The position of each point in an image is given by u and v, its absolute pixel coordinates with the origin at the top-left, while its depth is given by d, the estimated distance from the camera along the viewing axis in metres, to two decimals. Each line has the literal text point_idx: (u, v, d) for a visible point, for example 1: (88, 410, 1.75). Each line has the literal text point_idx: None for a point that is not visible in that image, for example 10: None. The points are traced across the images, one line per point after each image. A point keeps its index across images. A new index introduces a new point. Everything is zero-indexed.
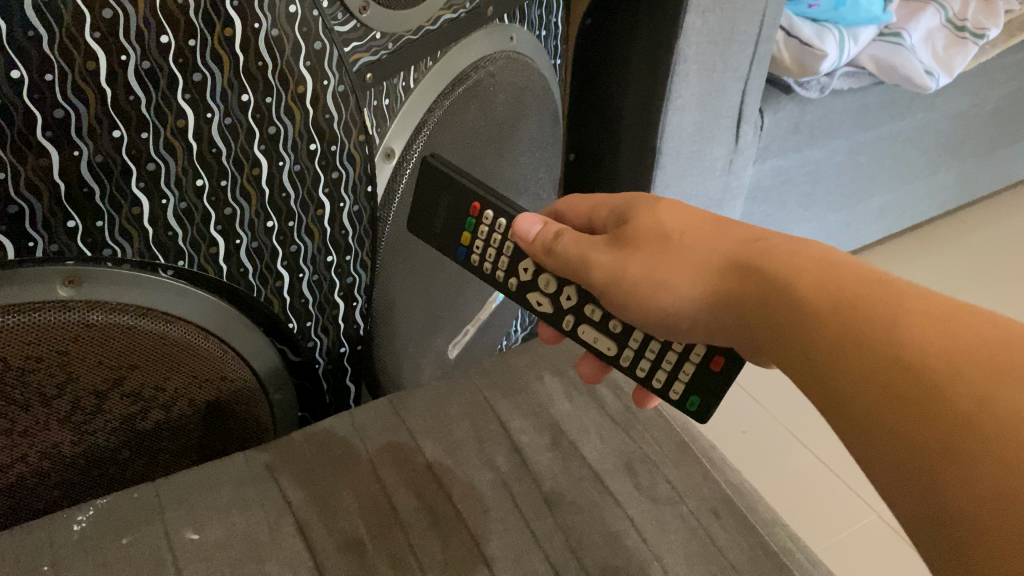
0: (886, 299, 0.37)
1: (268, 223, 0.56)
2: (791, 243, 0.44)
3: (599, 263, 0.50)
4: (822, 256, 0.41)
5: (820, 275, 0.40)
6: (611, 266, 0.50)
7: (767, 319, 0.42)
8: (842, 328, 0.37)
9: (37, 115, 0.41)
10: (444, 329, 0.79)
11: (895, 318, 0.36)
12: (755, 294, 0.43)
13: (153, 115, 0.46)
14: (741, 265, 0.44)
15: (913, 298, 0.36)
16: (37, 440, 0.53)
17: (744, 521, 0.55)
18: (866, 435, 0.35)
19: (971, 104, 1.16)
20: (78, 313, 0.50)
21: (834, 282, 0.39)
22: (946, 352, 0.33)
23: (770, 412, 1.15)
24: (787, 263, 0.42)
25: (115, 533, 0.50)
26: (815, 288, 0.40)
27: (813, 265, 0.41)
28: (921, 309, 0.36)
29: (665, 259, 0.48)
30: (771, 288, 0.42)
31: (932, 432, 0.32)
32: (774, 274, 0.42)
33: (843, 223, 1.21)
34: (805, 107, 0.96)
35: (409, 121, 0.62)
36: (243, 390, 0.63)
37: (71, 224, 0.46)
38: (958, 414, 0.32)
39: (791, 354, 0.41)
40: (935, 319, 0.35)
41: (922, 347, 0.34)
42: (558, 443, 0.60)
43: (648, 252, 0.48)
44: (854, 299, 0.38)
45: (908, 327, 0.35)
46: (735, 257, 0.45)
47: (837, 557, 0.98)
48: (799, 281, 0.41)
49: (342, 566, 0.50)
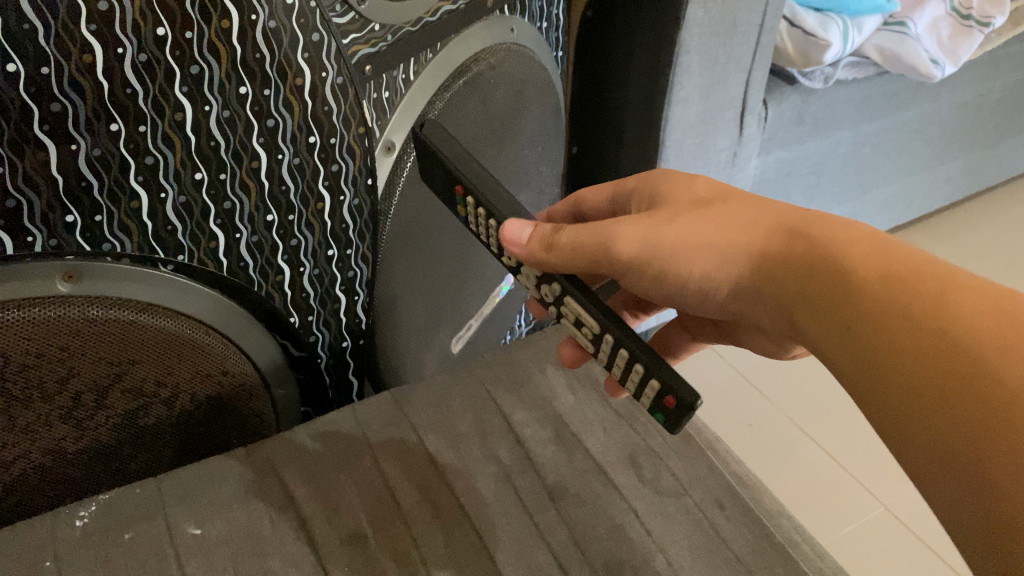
0: (934, 275, 0.36)
1: (268, 217, 0.55)
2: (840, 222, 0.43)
3: (627, 234, 0.47)
4: (868, 234, 0.41)
5: (863, 250, 0.40)
6: (642, 236, 0.47)
7: (797, 288, 0.41)
8: (884, 301, 0.37)
9: (34, 109, 0.41)
10: (447, 324, 0.79)
11: (943, 292, 0.35)
12: (790, 267, 0.42)
13: (150, 108, 0.46)
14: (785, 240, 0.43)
15: (962, 279, 0.36)
16: (38, 436, 0.53)
17: (749, 513, 0.54)
18: (899, 402, 0.35)
19: (977, 94, 1.15)
20: (79, 309, 0.50)
21: (879, 257, 0.39)
22: (995, 331, 0.33)
23: (777, 406, 1.15)
24: (828, 238, 0.41)
25: (118, 529, 0.50)
26: (864, 260, 0.39)
27: (863, 240, 0.40)
28: (969, 289, 0.35)
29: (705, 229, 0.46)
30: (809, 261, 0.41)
31: (970, 407, 0.32)
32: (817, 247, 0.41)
33: (849, 215, 1.20)
34: (808, 98, 0.96)
35: (409, 114, 0.62)
36: (244, 384, 0.63)
37: (69, 219, 0.46)
38: (1000, 391, 0.31)
39: (819, 325, 0.40)
40: (984, 299, 0.34)
41: (971, 326, 0.34)
42: (561, 436, 0.59)
43: (685, 222, 0.47)
44: (902, 272, 0.37)
45: (957, 305, 0.35)
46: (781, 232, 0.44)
47: (844, 550, 0.98)
48: (844, 253, 0.40)
49: (345, 561, 0.50)
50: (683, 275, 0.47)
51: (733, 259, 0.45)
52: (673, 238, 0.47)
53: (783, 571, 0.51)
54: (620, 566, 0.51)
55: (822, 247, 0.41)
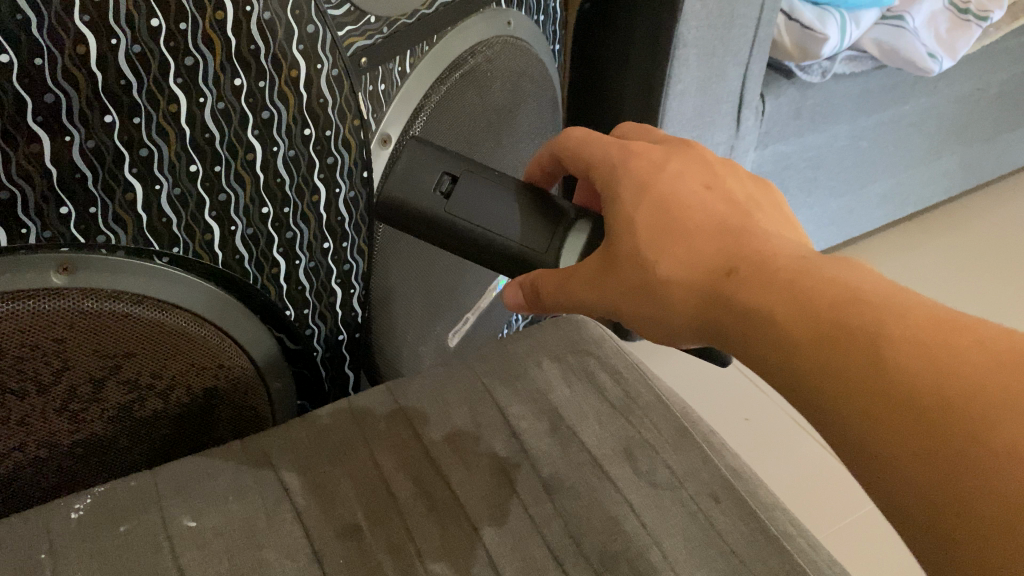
0: (860, 322, 0.34)
1: (263, 210, 0.55)
2: (770, 254, 0.40)
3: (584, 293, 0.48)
4: (795, 272, 0.38)
5: (793, 296, 0.37)
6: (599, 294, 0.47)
7: (739, 341, 0.40)
8: (823, 366, 0.35)
9: (27, 100, 0.41)
10: (444, 317, 0.79)
11: (877, 346, 0.33)
12: (734, 318, 0.40)
13: (145, 100, 0.46)
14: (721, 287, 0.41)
15: (891, 321, 0.34)
16: (34, 429, 0.53)
17: (744, 505, 0.54)
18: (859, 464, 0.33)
19: (975, 88, 1.15)
20: (73, 302, 0.50)
21: (809, 305, 0.36)
22: (935, 387, 0.31)
23: (770, 397, 1.15)
24: (758, 281, 0.39)
25: (113, 521, 0.50)
26: (794, 314, 0.37)
27: (790, 285, 0.38)
28: (900, 334, 0.33)
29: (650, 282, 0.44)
30: (750, 313, 0.39)
31: (924, 472, 0.30)
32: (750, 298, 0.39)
33: (847, 209, 1.20)
34: (806, 92, 0.95)
35: (406, 106, 0.62)
36: (240, 377, 0.63)
37: (64, 210, 0.46)
38: (951, 453, 0.30)
39: (771, 381, 0.38)
40: (918, 346, 0.32)
41: (907, 384, 0.31)
42: (557, 429, 0.59)
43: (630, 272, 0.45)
44: (831, 328, 0.35)
45: (888, 360, 0.32)
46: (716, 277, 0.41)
47: (839, 543, 0.98)
48: (775, 306, 0.38)
49: (341, 553, 0.50)
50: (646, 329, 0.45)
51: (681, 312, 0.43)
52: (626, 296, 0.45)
53: (778, 563, 0.51)
54: (615, 559, 0.51)
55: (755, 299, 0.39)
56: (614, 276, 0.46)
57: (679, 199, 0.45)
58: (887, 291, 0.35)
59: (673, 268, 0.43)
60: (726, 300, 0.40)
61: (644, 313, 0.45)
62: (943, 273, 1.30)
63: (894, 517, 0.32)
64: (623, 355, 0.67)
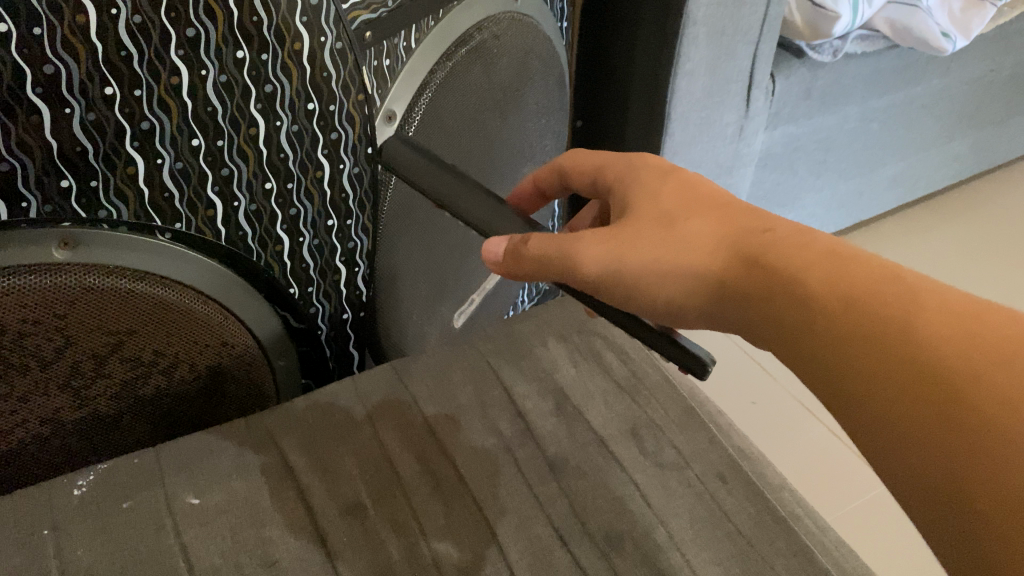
0: (894, 292, 0.35)
1: (267, 185, 0.55)
2: (799, 231, 0.40)
3: (591, 250, 0.43)
4: (827, 246, 0.39)
5: (827, 262, 0.38)
6: (610, 255, 0.43)
7: (758, 306, 0.39)
8: (853, 326, 0.35)
9: (27, 71, 0.41)
10: (448, 297, 0.78)
11: (911, 314, 0.34)
12: (757, 292, 0.39)
13: (145, 72, 0.45)
14: (746, 256, 0.40)
15: (925, 292, 0.35)
16: (37, 405, 0.53)
17: (752, 485, 0.54)
18: (877, 420, 0.34)
19: (987, 70, 1.14)
20: (77, 277, 0.49)
21: (843, 271, 0.37)
22: (968, 354, 0.31)
23: (777, 380, 1.14)
24: (789, 248, 0.39)
25: (116, 497, 0.50)
26: (825, 281, 0.37)
27: (823, 256, 0.38)
28: (935, 304, 0.34)
29: (664, 245, 0.42)
30: (774, 283, 0.39)
31: (956, 433, 0.31)
32: (775, 264, 0.39)
33: (856, 192, 1.18)
34: (817, 72, 0.94)
35: (411, 83, 0.61)
36: (245, 355, 0.63)
37: (65, 184, 0.45)
38: (982, 417, 0.30)
39: (792, 346, 0.38)
40: (953, 313, 0.33)
41: (940, 349, 0.32)
42: (562, 409, 0.59)
43: (649, 238, 0.43)
44: (863, 294, 0.35)
45: (923, 325, 0.33)
46: (744, 249, 0.41)
47: (845, 523, 0.97)
48: (804, 272, 0.38)
49: (343, 531, 0.50)
50: (651, 299, 0.43)
51: (698, 284, 0.42)
52: (638, 261, 0.42)
53: (785, 544, 0.50)
54: (620, 541, 0.50)
55: (785, 265, 0.38)
56: (634, 236, 0.43)
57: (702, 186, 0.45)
58: (919, 271, 0.36)
59: (694, 243, 0.42)
60: (750, 272, 0.40)
61: (651, 279, 0.42)
62: (956, 257, 1.29)
63: (909, 475, 0.33)
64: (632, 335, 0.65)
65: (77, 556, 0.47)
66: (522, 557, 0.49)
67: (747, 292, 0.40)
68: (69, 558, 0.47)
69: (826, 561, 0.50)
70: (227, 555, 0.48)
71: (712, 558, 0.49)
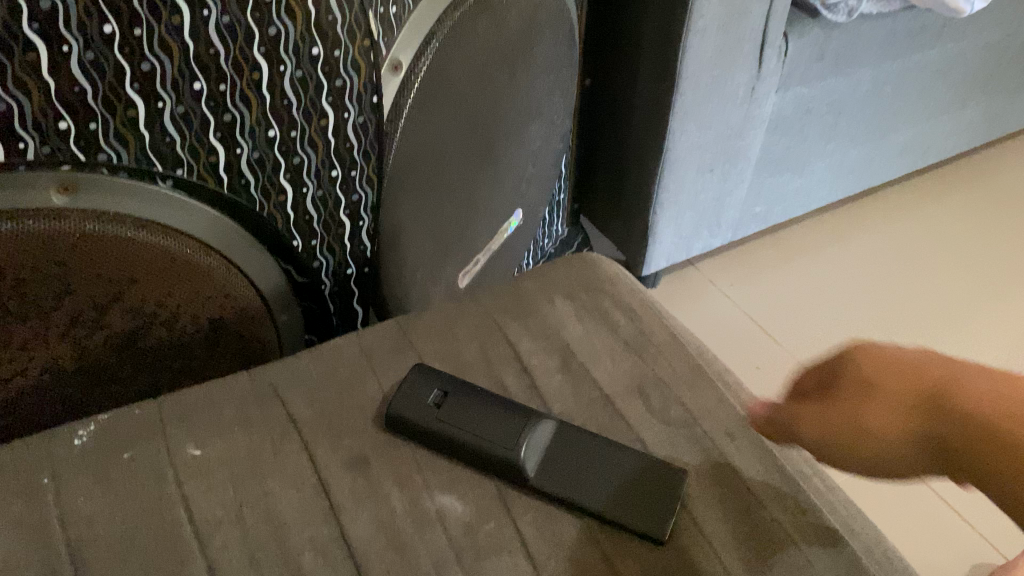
0: None
1: (269, 132, 0.54)
2: (994, 390, 0.43)
3: (806, 423, 0.47)
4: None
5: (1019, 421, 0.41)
6: (816, 427, 0.47)
7: (952, 447, 0.43)
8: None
9: (23, 6, 0.40)
10: (454, 257, 0.74)
11: None
12: (948, 456, 0.43)
13: (145, 11, 0.44)
14: (938, 406, 0.44)
15: None
16: (36, 355, 0.52)
17: (760, 444, 0.53)
18: None
19: (1003, 35, 1.12)
20: (74, 222, 0.49)
21: None
22: None
23: (782, 347, 1.09)
24: (975, 401, 0.43)
25: (117, 448, 0.50)
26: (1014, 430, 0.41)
27: (1011, 398, 0.42)
28: None
29: (870, 408, 0.45)
30: (967, 425, 0.42)
31: None
32: (981, 425, 0.42)
33: (866, 158, 1.16)
34: (832, 33, 0.92)
35: (418, 32, 0.59)
36: (247, 309, 0.62)
37: (63, 125, 0.45)
38: None
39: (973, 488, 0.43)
40: None
41: None
42: (569, 365, 0.58)
43: (829, 413, 0.46)
44: None
45: None
46: (929, 400, 0.44)
47: (855, 486, 0.92)
48: (979, 414, 0.42)
49: (347, 484, 0.49)
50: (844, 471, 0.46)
51: (891, 442, 0.44)
52: (815, 432, 0.47)
53: (793, 502, 0.50)
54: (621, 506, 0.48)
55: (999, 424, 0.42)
56: (824, 436, 0.46)
57: (902, 363, 0.45)
58: None
59: (882, 431, 0.44)
60: (935, 414, 0.44)
61: (830, 449, 0.46)
62: (965, 226, 1.27)
63: None
64: (638, 292, 0.64)
65: (77, 505, 0.47)
66: (527, 512, 0.48)
67: (949, 458, 0.43)
68: (69, 507, 0.46)
69: (835, 520, 0.49)
70: (229, 506, 0.48)
71: (719, 516, 0.49)
